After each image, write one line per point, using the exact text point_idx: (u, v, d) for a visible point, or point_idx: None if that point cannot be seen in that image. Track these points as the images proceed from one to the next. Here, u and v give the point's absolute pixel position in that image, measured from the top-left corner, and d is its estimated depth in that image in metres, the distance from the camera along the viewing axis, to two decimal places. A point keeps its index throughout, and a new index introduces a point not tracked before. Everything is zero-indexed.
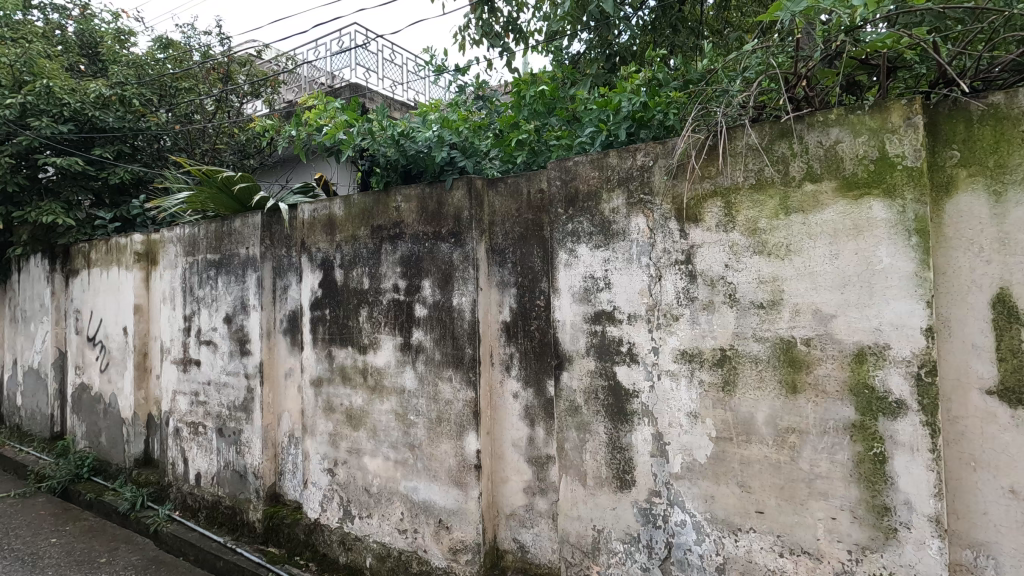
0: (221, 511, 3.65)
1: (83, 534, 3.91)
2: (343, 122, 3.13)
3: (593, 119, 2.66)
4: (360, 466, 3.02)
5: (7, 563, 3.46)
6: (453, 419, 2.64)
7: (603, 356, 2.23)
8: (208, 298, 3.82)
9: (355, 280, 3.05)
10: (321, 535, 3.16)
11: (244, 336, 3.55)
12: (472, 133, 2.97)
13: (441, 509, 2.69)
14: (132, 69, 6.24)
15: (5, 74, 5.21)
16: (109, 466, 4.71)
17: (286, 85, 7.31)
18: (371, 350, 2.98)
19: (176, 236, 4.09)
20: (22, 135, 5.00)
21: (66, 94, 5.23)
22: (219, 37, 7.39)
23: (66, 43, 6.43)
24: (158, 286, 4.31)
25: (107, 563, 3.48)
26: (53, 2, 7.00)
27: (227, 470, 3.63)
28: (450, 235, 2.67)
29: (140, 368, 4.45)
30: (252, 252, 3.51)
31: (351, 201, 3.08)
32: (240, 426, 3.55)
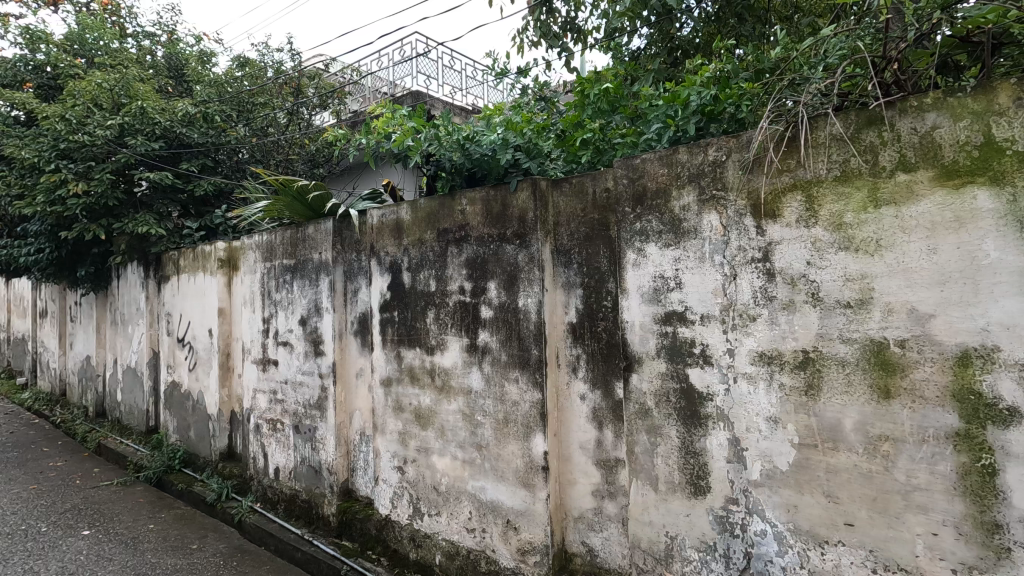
0: (298, 504, 3.83)
1: (176, 521, 4.21)
2: (410, 129, 3.21)
3: (660, 115, 2.59)
4: (429, 465, 3.09)
5: (112, 545, 3.77)
6: (520, 420, 2.65)
7: (674, 358, 2.17)
8: (285, 302, 4.02)
9: (422, 283, 3.12)
10: (392, 532, 3.25)
11: (318, 338, 3.71)
12: (535, 134, 2.97)
13: (508, 510, 2.70)
14: (213, 88, 6.68)
15: (106, 97, 5.65)
16: (197, 458, 5.05)
17: (352, 96, 7.60)
18: (438, 351, 3.03)
19: (255, 243, 4.33)
20: (120, 153, 5.46)
21: (158, 114, 5.64)
22: (291, 53, 7.80)
23: (156, 67, 6.97)
24: (239, 290, 4.58)
25: (198, 549, 3.72)
26: (145, 30, 7.62)
27: (304, 465, 3.80)
28: (515, 236, 2.69)
29: (224, 367, 4.75)
30: (324, 257, 3.67)
31: (417, 205, 3.15)
32: (315, 423, 3.72)
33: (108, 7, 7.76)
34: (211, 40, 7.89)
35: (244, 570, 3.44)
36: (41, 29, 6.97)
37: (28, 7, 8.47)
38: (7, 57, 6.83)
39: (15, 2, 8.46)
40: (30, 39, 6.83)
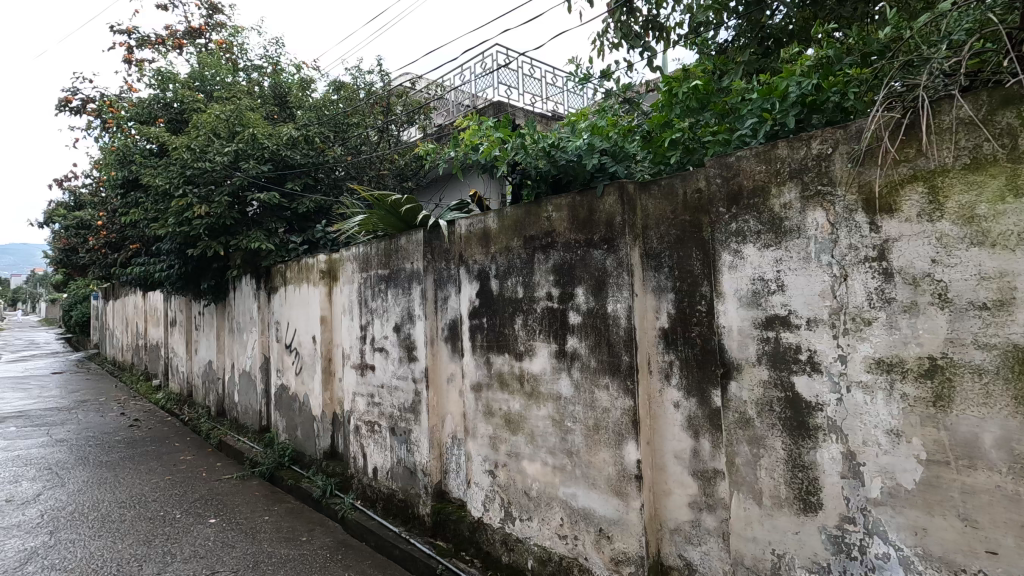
0: (395, 503, 4.00)
1: (287, 514, 4.54)
2: (497, 139, 3.28)
3: (755, 110, 2.46)
4: (519, 469, 3.12)
5: (234, 533, 4.13)
6: (611, 427, 2.62)
7: (777, 364, 2.05)
8: (380, 310, 4.23)
9: (510, 289, 3.17)
10: (484, 534, 3.31)
11: (411, 344, 3.88)
12: (621, 137, 2.94)
13: (600, 518, 2.67)
14: (313, 112, 7.20)
15: (223, 127, 6.22)
16: (304, 456, 5.43)
17: (437, 111, 7.91)
18: (527, 356, 3.06)
19: (352, 254, 4.60)
20: (235, 177, 5.97)
21: (267, 139, 6.14)
22: (380, 74, 8.24)
23: (264, 97, 7.62)
24: (339, 299, 4.88)
25: (307, 541, 3.99)
26: (254, 64, 8.37)
27: (400, 466, 3.97)
28: (602, 241, 2.66)
29: (326, 371, 5.08)
30: (416, 267, 3.82)
31: (504, 213, 3.21)
32: (409, 426, 3.88)
33: (223, 45, 8.61)
34: (310, 68, 8.52)
35: (348, 563, 3.64)
36: (170, 70, 7.87)
37: (159, 51, 9.60)
38: (143, 97, 7.76)
39: (149, 49, 9.63)
40: (161, 80, 7.72)
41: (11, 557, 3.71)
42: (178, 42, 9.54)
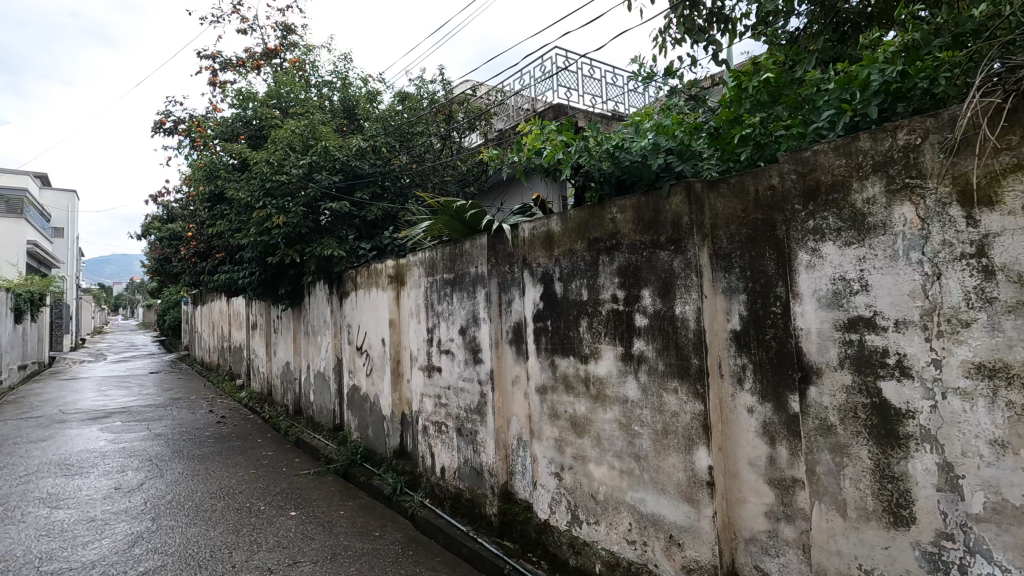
0: (463, 503, 4.09)
1: (360, 509, 4.73)
2: (561, 143, 3.29)
3: (832, 102, 2.34)
4: (586, 472, 3.10)
5: (313, 526, 4.35)
6: (681, 432, 2.56)
7: (861, 369, 1.94)
8: (446, 313, 4.34)
9: (574, 292, 3.17)
10: (551, 536, 3.32)
11: (477, 346, 3.95)
12: (688, 136, 2.88)
13: (671, 525, 2.62)
14: (380, 123, 7.49)
15: (298, 141, 6.57)
16: (375, 454, 5.64)
17: (498, 116, 8.03)
18: (592, 359, 3.05)
19: (419, 259, 4.74)
20: (309, 188, 6.27)
21: (338, 151, 6.42)
22: (443, 83, 8.46)
23: (334, 110, 7.99)
24: (406, 302, 5.04)
25: (380, 536, 4.14)
26: (325, 80, 8.80)
27: (467, 466, 4.05)
28: (669, 242, 2.62)
29: (395, 373, 5.26)
30: (481, 271, 3.90)
31: (567, 216, 3.21)
32: (476, 427, 3.95)
33: (297, 64, 9.12)
34: (376, 80, 8.87)
35: (419, 558, 3.74)
36: (250, 90, 8.41)
37: (239, 73, 10.29)
38: (227, 116, 8.34)
39: (231, 70, 10.34)
40: (242, 99, 8.27)
41: (121, 540, 4.08)
42: (257, 63, 10.19)
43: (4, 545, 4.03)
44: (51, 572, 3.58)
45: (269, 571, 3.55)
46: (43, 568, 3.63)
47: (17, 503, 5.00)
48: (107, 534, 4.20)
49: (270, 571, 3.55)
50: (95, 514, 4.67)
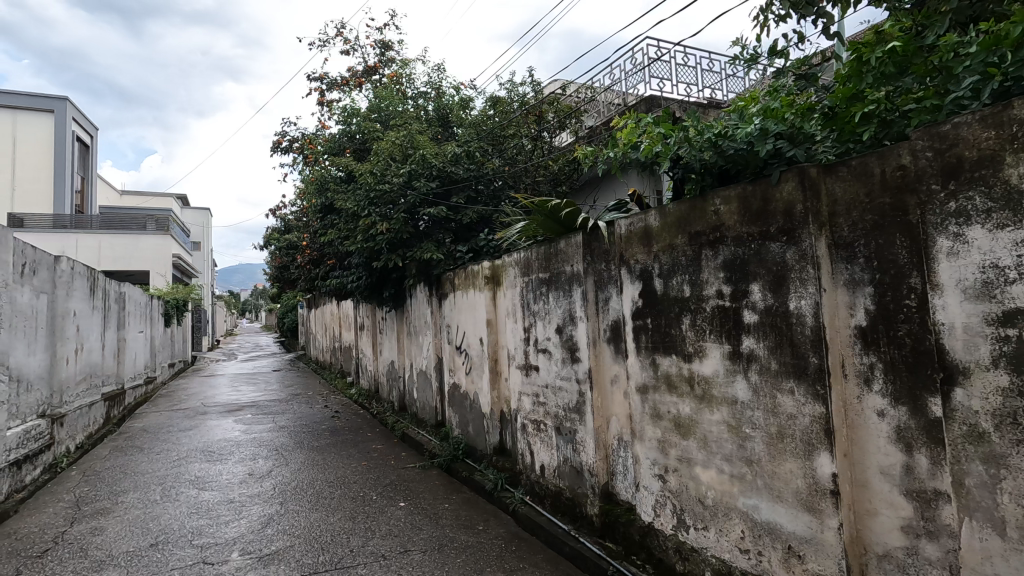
0: (563, 501, 4.09)
1: (464, 503, 4.88)
2: (659, 135, 3.20)
3: (975, 66, 2.09)
4: (692, 476, 2.98)
5: (421, 517, 4.55)
6: (799, 436, 2.39)
7: (1021, 368, 1.71)
8: (543, 312, 4.36)
9: (676, 289, 3.06)
10: (656, 540, 3.23)
11: (574, 345, 3.94)
12: (799, 118, 2.68)
13: (789, 534, 2.46)
14: (472, 130, 7.72)
15: (398, 151, 6.91)
16: (476, 450, 5.81)
17: (589, 113, 7.99)
18: (696, 358, 2.93)
19: (514, 260, 4.81)
20: (409, 195, 6.57)
21: (435, 158, 6.67)
22: (532, 85, 8.56)
23: (430, 119, 8.33)
24: (503, 303, 5.13)
25: (484, 530, 4.24)
26: (421, 91, 9.21)
27: (567, 465, 4.06)
28: (781, 233, 2.46)
29: (494, 371, 5.37)
30: (577, 269, 3.87)
31: (666, 210, 3.12)
32: (575, 426, 3.94)
33: (395, 78, 9.64)
34: (468, 88, 9.14)
35: (522, 554, 3.77)
36: (354, 106, 8.99)
37: (344, 91, 11.05)
38: (334, 133, 8.98)
39: (337, 90, 11.14)
40: (347, 116, 8.86)
41: (256, 520, 4.53)
42: (359, 81, 10.87)
43: (165, 520, 4.62)
44: (201, 545, 4.05)
45: (383, 556, 3.77)
46: (195, 541, 4.12)
47: (172, 484, 5.72)
48: (244, 514, 4.68)
49: (384, 556, 3.76)
50: (234, 497, 5.22)
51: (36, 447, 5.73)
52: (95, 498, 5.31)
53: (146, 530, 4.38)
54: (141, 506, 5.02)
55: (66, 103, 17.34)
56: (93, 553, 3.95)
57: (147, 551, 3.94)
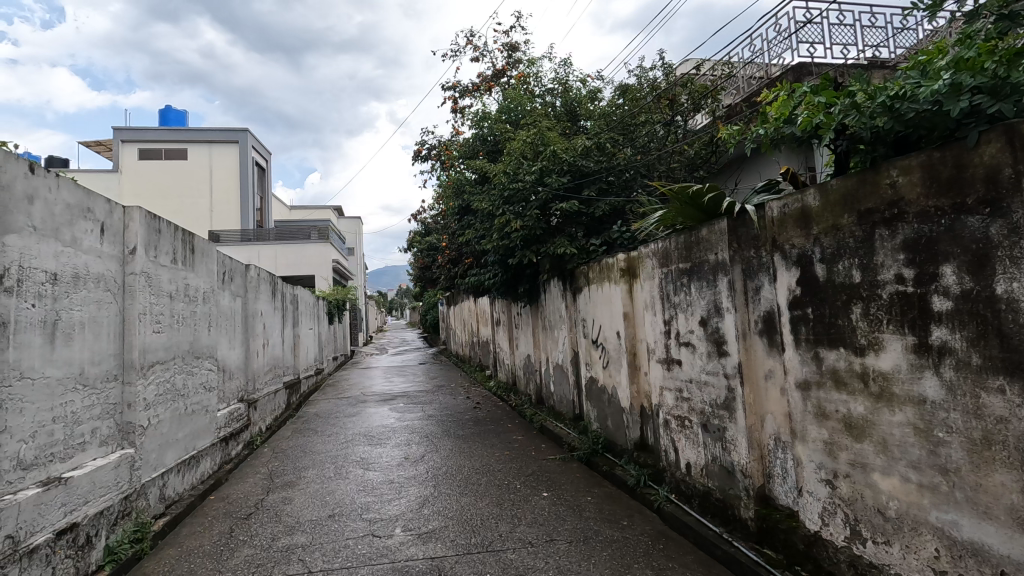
0: (713, 502, 3.89)
1: (607, 497, 4.83)
2: (820, 105, 2.90)
3: None
4: (868, 483, 2.66)
5: (564, 508, 4.60)
6: (1015, 443, 2.03)
7: None
8: (685, 304, 4.17)
9: (842, 274, 2.75)
10: (824, 552, 2.94)
11: (721, 338, 3.72)
12: (1004, 66, 2.24)
13: (1001, 558, 2.10)
14: (602, 121, 7.63)
15: (529, 149, 7.00)
16: (615, 445, 5.76)
17: (726, 91, 7.49)
18: (871, 351, 2.61)
19: (652, 251, 4.66)
20: (541, 192, 6.65)
21: (565, 153, 6.66)
22: (664, 67, 8.23)
23: (558, 115, 8.40)
24: (640, 295, 4.99)
25: (629, 525, 4.17)
26: (549, 88, 9.31)
27: (716, 464, 3.85)
28: (981, 204, 2.10)
29: (632, 366, 5.27)
30: (721, 258, 3.65)
31: (828, 186, 2.81)
32: (724, 424, 3.73)
33: (523, 78, 9.84)
34: (596, 79, 9.06)
35: (671, 553, 3.64)
36: (485, 110, 9.32)
37: (475, 97, 11.54)
38: (469, 137, 9.43)
39: (469, 96, 11.68)
40: (479, 120, 9.22)
41: (414, 500, 4.93)
42: (488, 85, 11.26)
43: (339, 495, 5.22)
44: (370, 519, 4.51)
45: (530, 543, 3.89)
46: (365, 516, 4.59)
47: (342, 463, 6.45)
48: (403, 494, 5.13)
49: (531, 543, 3.88)
50: (394, 477, 5.74)
51: (238, 426, 6.79)
52: (283, 472, 6.16)
53: (324, 503, 4.98)
54: (320, 481, 5.73)
55: (246, 133, 20.30)
56: (286, 519, 4.58)
57: (326, 521, 4.49)
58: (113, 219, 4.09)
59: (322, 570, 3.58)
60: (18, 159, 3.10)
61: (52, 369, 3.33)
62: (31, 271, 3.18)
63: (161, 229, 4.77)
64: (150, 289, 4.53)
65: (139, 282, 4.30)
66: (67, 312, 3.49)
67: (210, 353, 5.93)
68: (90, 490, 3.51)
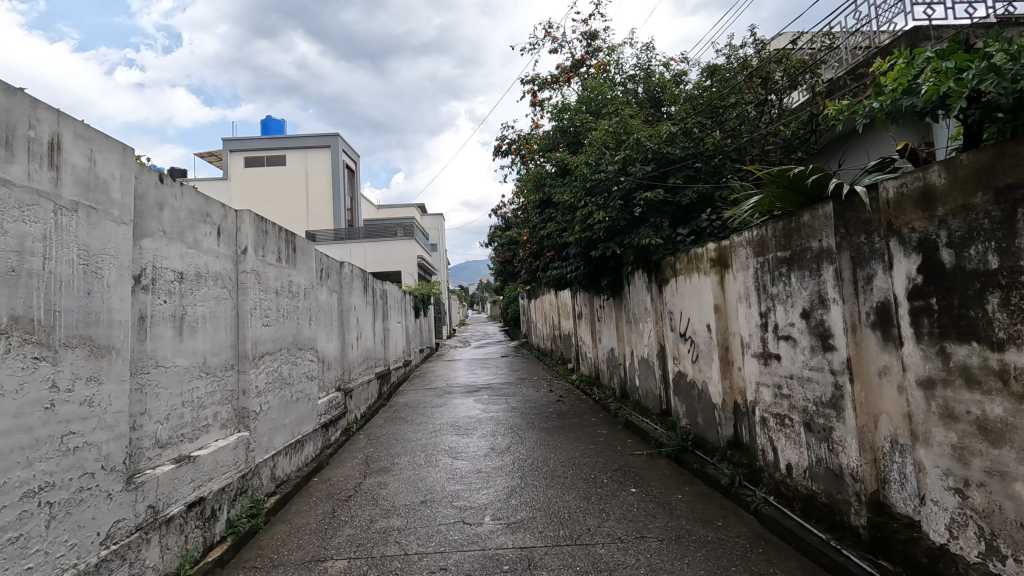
0: (817, 507, 3.64)
1: (699, 495, 4.66)
2: (948, 71, 2.61)
3: None
4: (1008, 494, 2.37)
5: (653, 505, 4.49)
6: None
7: None
8: (783, 295, 3.92)
9: (975, 260, 2.46)
10: (953, 567, 2.66)
11: (826, 332, 3.46)
12: None
13: None
14: (688, 105, 7.32)
15: (612, 138, 6.86)
16: (706, 442, 5.54)
17: (827, 64, 6.94)
18: (1011, 346, 2.31)
19: (746, 239, 4.41)
20: (624, 181, 6.50)
21: (649, 140, 6.46)
22: (755, 43, 7.76)
23: (641, 102, 8.17)
24: (733, 287, 4.75)
25: (724, 526, 3.99)
26: (630, 74, 9.06)
27: (821, 466, 3.60)
28: None
29: (724, 360, 5.03)
30: (827, 244, 3.39)
31: (957, 162, 2.52)
32: (830, 423, 3.47)
33: (603, 66, 9.65)
34: (680, 62, 8.71)
35: (771, 558, 3.45)
36: (565, 101, 9.24)
37: (554, 89, 11.47)
38: (549, 130, 9.39)
39: (548, 89, 11.63)
40: (559, 112, 9.15)
41: (501, 490, 5.02)
42: (567, 76, 11.15)
43: (430, 481, 5.42)
44: (460, 507, 4.65)
45: (620, 539, 3.83)
46: (455, 503, 4.74)
47: (432, 451, 6.69)
48: (491, 484, 5.24)
49: (621, 539, 3.82)
50: (481, 467, 5.87)
51: (337, 414, 7.24)
52: (378, 458, 6.50)
53: (417, 488, 5.20)
54: (412, 468, 5.99)
55: (337, 138, 21.50)
56: (382, 503, 4.82)
57: (420, 506, 4.68)
58: (228, 222, 4.48)
59: (418, 553, 3.74)
60: (150, 171, 3.47)
61: (181, 359, 3.70)
62: (163, 271, 3.55)
63: (267, 230, 5.16)
64: (259, 286, 4.91)
65: (250, 279, 4.68)
66: (192, 308, 3.88)
67: (311, 345, 6.37)
68: (214, 468, 3.89)
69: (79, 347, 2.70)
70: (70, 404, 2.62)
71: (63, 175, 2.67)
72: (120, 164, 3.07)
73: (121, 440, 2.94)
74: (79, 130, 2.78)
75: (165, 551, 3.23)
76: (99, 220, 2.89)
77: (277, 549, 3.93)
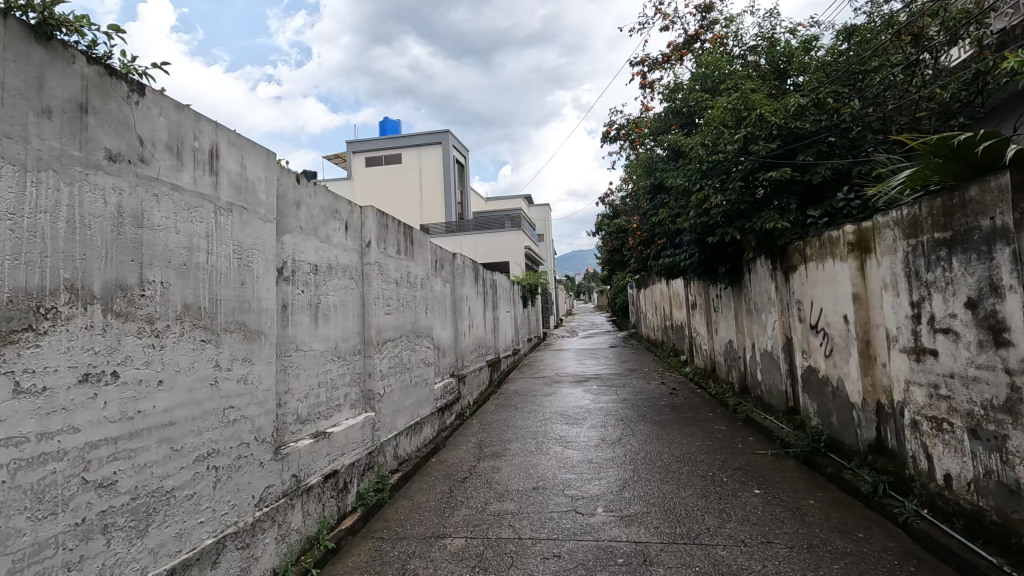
0: (986, 525, 3.16)
1: (834, 503, 4.25)
2: None
3: None
4: None
5: (781, 509, 4.17)
6: None
7: None
8: (942, 282, 3.42)
9: None
10: None
11: (1000, 324, 2.97)
12: None
13: None
14: (820, 73, 6.63)
15: (731, 116, 6.40)
16: (842, 445, 5.04)
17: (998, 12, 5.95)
18: None
19: (894, 219, 3.90)
20: (745, 161, 6.05)
21: (774, 115, 5.93)
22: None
23: (763, 73, 7.54)
24: (876, 273, 4.24)
25: (866, 539, 3.60)
26: (751, 45, 8.39)
27: (991, 480, 3.11)
28: None
29: (865, 355, 4.52)
30: (1002, 223, 2.90)
31: None
32: (1004, 431, 2.99)
33: (720, 39, 9.04)
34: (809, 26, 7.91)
35: None
36: (677, 81, 8.79)
37: (666, 69, 10.96)
38: (660, 112, 9.00)
39: (658, 69, 11.14)
40: (671, 92, 8.72)
41: (614, 482, 4.95)
42: (680, 54, 10.58)
43: (542, 469, 5.49)
44: (572, 496, 4.64)
45: (743, 542, 3.61)
46: (567, 491, 4.75)
47: (542, 439, 6.76)
48: (602, 475, 5.18)
49: (744, 542, 3.60)
50: (592, 458, 5.82)
51: (451, 399, 7.57)
52: (490, 443, 6.70)
53: (529, 475, 5.29)
54: (523, 454, 6.10)
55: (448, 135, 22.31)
56: (496, 487, 4.97)
57: (532, 492, 4.76)
58: (354, 218, 4.82)
59: (531, 538, 3.81)
60: (288, 173, 3.82)
61: (317, 343, 4.06)
62: (300, 264, 3.91)
63: (388, 224, 5.48)
64: (381, 278, 5.24)
65: (374, 271, 5.01)
66: (325, 297, 4.23)
67: (428, 333, 6.69)
68: (345, 445, 4.23)
69: (235, 332, 3.05)
70: (229, 381, 2.97)
71: (221, 180, 3.02)
72: (265, 168, 3.41)
73: (269, 415, 3.29)
74: (233, 139, 3.14)
75: (306, 516, 3.59)
76: (250, 219, 3.23)
77: (401, 522, 4.20)
